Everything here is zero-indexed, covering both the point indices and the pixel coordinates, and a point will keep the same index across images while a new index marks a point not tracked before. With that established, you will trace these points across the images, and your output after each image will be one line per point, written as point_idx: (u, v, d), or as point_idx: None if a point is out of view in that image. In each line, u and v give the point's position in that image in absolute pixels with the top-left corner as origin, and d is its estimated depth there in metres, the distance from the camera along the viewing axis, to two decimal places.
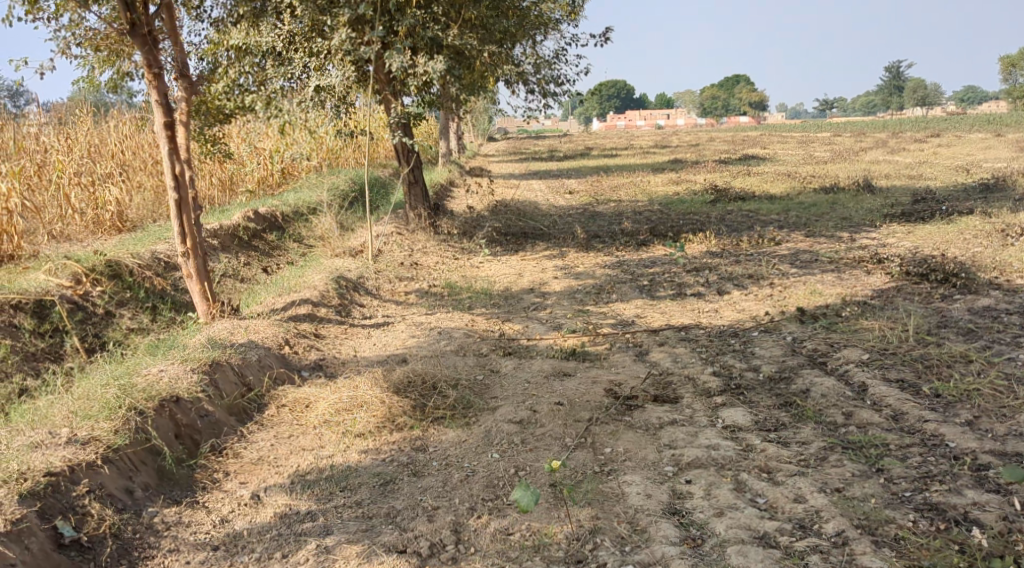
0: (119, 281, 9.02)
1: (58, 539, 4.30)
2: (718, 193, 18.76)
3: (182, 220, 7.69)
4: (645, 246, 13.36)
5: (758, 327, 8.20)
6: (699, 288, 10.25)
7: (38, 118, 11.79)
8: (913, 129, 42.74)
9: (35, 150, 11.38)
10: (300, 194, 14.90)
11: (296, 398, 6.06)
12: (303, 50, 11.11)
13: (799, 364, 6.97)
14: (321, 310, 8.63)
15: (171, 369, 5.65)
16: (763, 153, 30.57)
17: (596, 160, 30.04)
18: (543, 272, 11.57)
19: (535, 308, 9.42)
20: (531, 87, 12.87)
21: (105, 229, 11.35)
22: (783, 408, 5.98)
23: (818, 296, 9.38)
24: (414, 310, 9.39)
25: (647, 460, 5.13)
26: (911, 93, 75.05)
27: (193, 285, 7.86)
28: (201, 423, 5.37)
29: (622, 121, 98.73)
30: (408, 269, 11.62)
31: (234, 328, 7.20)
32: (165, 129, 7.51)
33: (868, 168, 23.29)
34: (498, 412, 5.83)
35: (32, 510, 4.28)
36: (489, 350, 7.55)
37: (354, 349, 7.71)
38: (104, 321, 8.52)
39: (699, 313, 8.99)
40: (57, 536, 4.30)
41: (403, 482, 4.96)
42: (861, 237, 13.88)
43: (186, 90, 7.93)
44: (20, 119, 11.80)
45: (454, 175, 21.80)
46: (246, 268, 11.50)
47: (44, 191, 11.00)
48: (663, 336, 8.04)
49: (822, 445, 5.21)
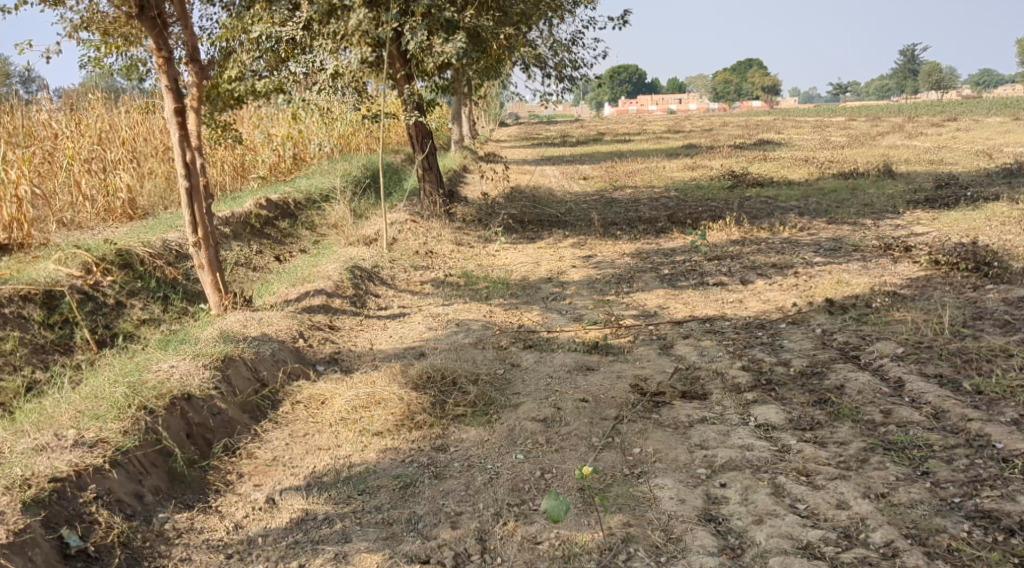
0: (130, 271, 8.84)
1: (64, 549, 4.11)
2: (736, 179, 18.45)
3: (194, 210, 7.49)
4: (664, 234, 13.10)
5: (786, 319, 7.94)
6: (721, 277, 9.99)
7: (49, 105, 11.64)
8: (931, 113, 42.14)
9: (45, 137, 11.20)
10: (313, 181, 14.69)
11: (311, 395, 5.85)
12: (320, 36, 10.84)
13: (832, 358, 6.72)
14: (336, 300, 8.42)
15: (182, 366, 5.45)
16: (779, 137, 30.17)
17: (609, 145, 29.72)
18: (561, 261, 11.34)
19: (554, 298, 9.19)
20: (547, 72, 12.63)
21: (116, 217, 11.17)
22: (818, 405, 5.74)
23: (845, 286, 9.11)
24: (431, 300, 9.18)
25: (678, 461, 4.91)
26: (928, 76, 74.17)
27: (205, 276, 7.67)
28: (213, 422, 5.17)
29: (635, 106, 98.03)
30: (424, 258, 11.40)
31: (247, 321, 7.00)
32: (175, 115, 7.30)
33: (887, 153, 22.89)
34: (521, 409, 5.61)
35: (36, 520, 4.10)
36: (509, 343, 7.33)
37: (369, 341, 7.50)
38: (115, 312, 8.34)
39: (724, 304, 8.74)
40: (62, 546, 4.11)
41: (424, 486, 4.76)
42: (885, 224, 13.56)
43: (197, 75, 7.70)
44: (31, 105, 11.65)
45: (468, 161, 21.55)
46: (259, 257, 11.30)
47: (54, 179, 10.83)
48: (687, 328, 7.80)
49: (862, 446, 4.97)
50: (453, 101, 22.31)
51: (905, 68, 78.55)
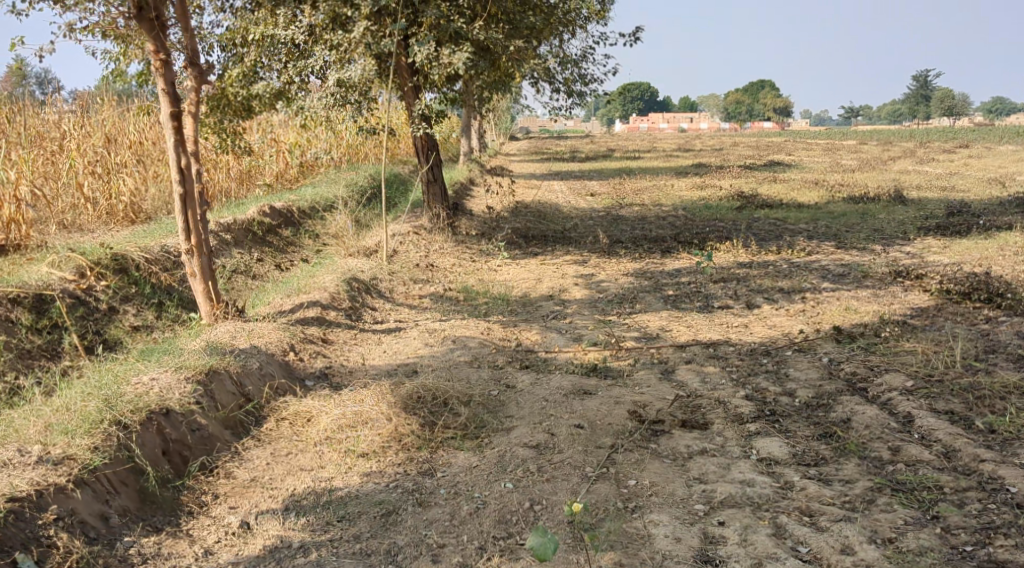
0: (124, 276, 8.66)
1: None
2: (745, 200, 18.26)
3: (187, 216, 7.30)
4: (670, 253, 12.90)
5: (792, 346, 7.72)
6: (726, 300, 9.78)
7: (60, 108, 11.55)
8: (943, 139, 41.93)
9: (49, 138, 11.08)
10: (317, 189, 14.54)
11: (297, 412, 5.65)
12: (324, 42, 10.57)
13: (838, 389, 6.50)
14: (331, 313, 8.24)
15: (163, 378, 5.26)
16: (789, 159, 29.98)
17: (618, 162, 29.56)
18: (564, 278, 11.14)
19: (555, 316, 8.98)
20: (556, 87, 12.47)
21: (118, 221, 10.96)
22: (823, 439, 5.52)
23: (853, 313, 8.89)
24: (429, 315, 8.98)
25: (674, 495, 4.68)
26: (940, 102, 73.96)
27: (197, 285, 7.49)
28: (191, 438, 4.97)
29: (645, 123, 98.01)
30: (424, 271, 11.21)
31: (237, 332, 6.81)
32: (171, 119, 7.12)
33: (898, 178, 22.67)
34: (513, 434, 5.40)
35: None
36: (505, 363, 7.13)
37: (362, 356, 7.30)
38: (107, 317, 8.16)
39: (728, 328, 8.52)
40: None
41: (406, 514, 4.55)
42: (895, 250, 13.34)
43: (196, 79, 7.52)
44: (43, 106, 11.58)
45: (475, 174, 21.41)
46: (258, 265, 11.13)
47: (56, 180, 10.68)
48: (690, 352, 7.58)
49: (869, 486, 4.75)
50: (463, 114, 22.20)
51: (918, 93, 78.42)
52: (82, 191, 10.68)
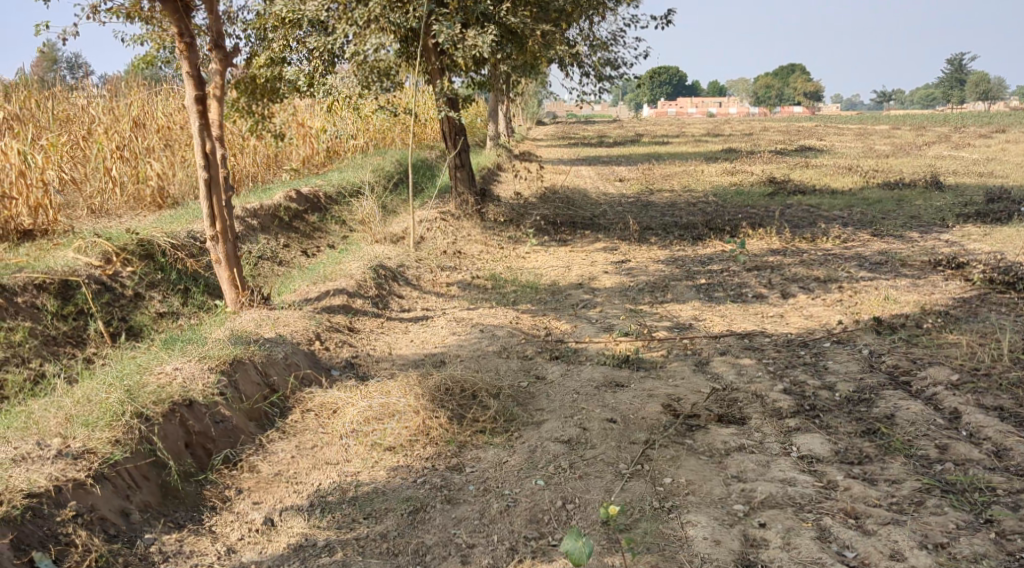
0: (150, 262, 8.59)
1: None
2: (777, 186, 17.93)
3: (212, 202, 7.18)
4: (702, 240, 12.65)
5: (830, 338, 7.50)
6: (761, 289, 9.54)
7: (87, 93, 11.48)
8: (979, 124, 41.09)
9: (78, 122, 11.03)
10: (344, 175, 14.43)
11: (323, 403, 5.53)
12: (347, 22, 10.38)
13: (880, 383, 6.27)
14: (357, 301, 8.11)
15: (187, 368, 5.15)
16: (820, 144, 29.49)
17: (647, 147, 29.23)
18: (593, 265, 10.95)
19: (585, 305, 8.81)
20: (585, 71, 12.22)
21: (145, 205, 11.00)
22: (865, 436, 5.30)
23: (893, 303, 8.63)
24: (456, 303, 8.84)
25: (712, 495, 4.51)
26: (975, 86, 72.53)
27: (222, 271, 7.38)
28: (214, 431, 4.87)
29: (673, 108, 97.13)
30: (452, 258, 11.07)
31: (262, 320, 6.72)
32: (196, 102, 6.99)
33: (934, 164, 22.19)
34: (544, 428, 5.25)
35: (5, 542, 3.77)
36: (535, 354, 6.98)
37: (389, 346, 7.18)
38: (133, 303, 8.09)
39: (763, 319, 8.29)
40: None
41: (434, 512, 4.42)
42: (933, 237, 13.00)
43: (221, 62, 7.39)
44: (72, 92, 11.54)
45: (502, 158, 21.21)
46: (285, 251, 11.04)
47: (84, 165, 10.65)
48: (724, 343, 7.37)
49: (917, 487, 4.54)
50: (490, 98, 21.98)
51: (952, 76, 76.98)
52: (110, 176, 10.63)
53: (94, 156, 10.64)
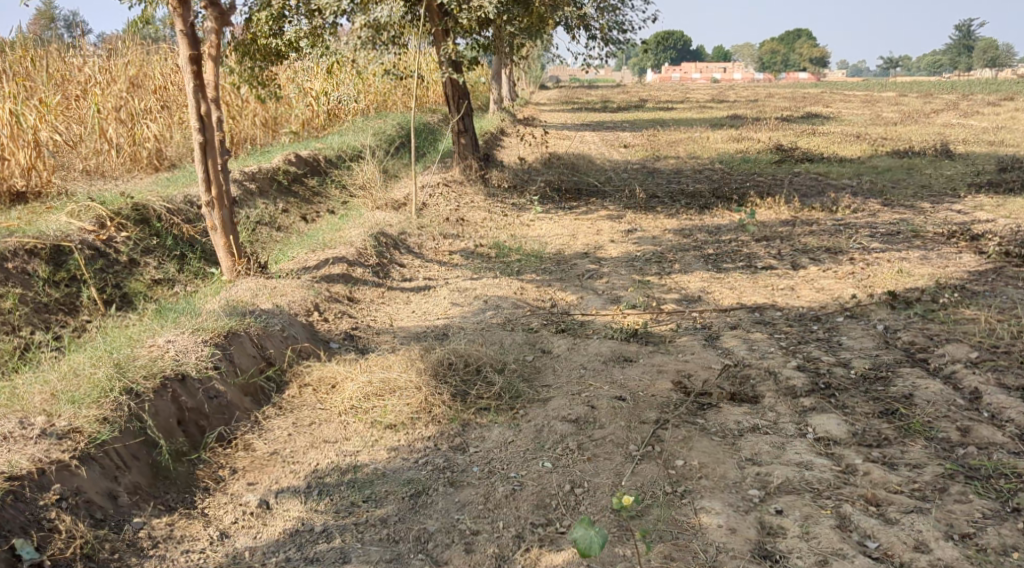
0: (145, 227, 8.37)
1: (15, 562, 3.60)
2: (784, 154, 17.64)
3: (207, 167, 6.94)
4: (709, 209, 12.40)
5: (843, 312, 7.29)
6: (770, 260, 9.31)
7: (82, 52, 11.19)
8: (987, 91, 40.57)
9: (73, 81, 10.74)
10: (345, 138, 14.14)
11: (321, 377, 5.35)
12: None
13: (896, 360, 6.07)
14: (357, 269, 7.90)
15: (179, 341, 4.95)
16: (826, 111, 29.11)
17: (651, 112, 28.83)
18: (598, 234, 10.71)
19: (590, 275, 8.59)
20: (592, 34, 11.90)
21: (141, 167, 10.75)
22: (884, 416, 5.11)
23: (907, 276, 8.42)
24: (459, 272, 8.62)
25: (727, 479, 4.35)
26: (983, 53, 71.64)
27: (218, 238, 7.17)
28: (209, 407, 4.69)
29: (677, 73, 96.10)
30: (454, 225, 10.84)
31: (259, 291, 6.53)
32: (190, 63, 6.72)
33: (943, 132, 21.85)
34: (550, 406, 5.07)
35: None
36: (540, 326, 6.79)
37: (390, 317, 6.99)
38: (127, 270, 7.87)
39: (773, 291, 8.07)
40: (13, 559, 3.60)
41: (436, 495, 4.27)
42: (944, 208, 12.75)
43: (217, 20, 7.08)
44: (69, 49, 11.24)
45: (506, 123, 20.87)
46: (284, 217, 10.80)
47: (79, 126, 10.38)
48: (735, 317, 7.17)
49: (939, 473, 4.38)
50: (494, 61, 21.57)
51: (960, 43, 76.04)
52: (105, 136, 10.38)
53: (89, 117, 10.38)
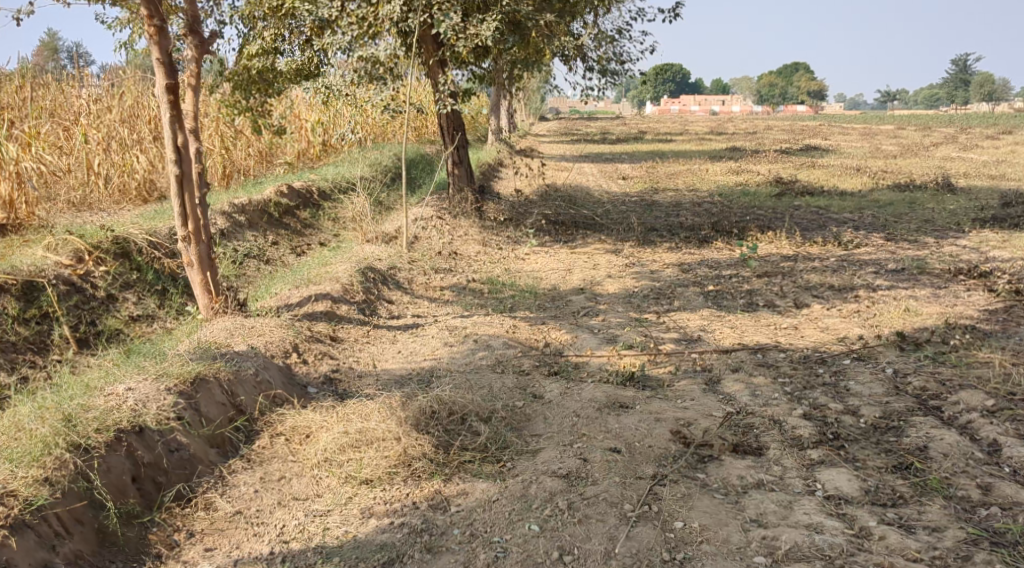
0: (126, 261, 8.05)
1: None
2: (784, 187, 17.39)
3: (184, 200, 6.63)
4: (708, 243, 12.10)
5: (850, 354, 6.96)
6: (772, 298, 8.98)
7: (72, 81, 10.95)
8: (985, 124, 40.57)
9: (65, 112, 10.50)
10: (339, 169, 13.89)
11: (295, 426, 5.02)
12: (346, 15, 9.78)
13: (908, 408, 5.72)
14: (342, 306, 7.58)
15: (141, 388, 4.64)
16: (825, 144, 28.95)
17: (649, 144, 28.67)
18: (595, 269, 10.40)
19: (586, 312, 8.26)
20: (589, 65, 11.67)
21: (130, 199, 10.42)
22: (897, 471, 4.76)
23: (915, 316, 8.09)
24: (449, 309, 8.30)
25: (730, 544, 4.05)
26: (980, 87, 71.99)
27: (194, 275, 6.83)
28: (168, 462, 4.41)
29: (676, 105, 96.52)
30: (447, 260, 10.53)
31: (234, 331, 6.21)
32: (166, 92, 6.43)
33: (944, 165, 21.63)
34: (539, 459, 4.76)
35: None
36: (531, 369, 6.46)
37: (374, 358, 6.67)
38: (104, 306, 7.54)
39: (776, 331, 7.73)
40: None
41: (412, 563, 4.01)
42: (949, 243, 12.45)
43: (196, 48, 6.80)
44: (60, 79, 11.01)
45: (503, 155, 20.65)
46: (273, 250, 10.50)
47: (66, 156, 10.10)
48: (737, 358, 6.82)
49: (961, 538, 4.07)
50: (492, 92, 21.39)
51: (957, 76, 76.43)
52: (92, 167, 10.07)
53: (77, 148, 10.12)
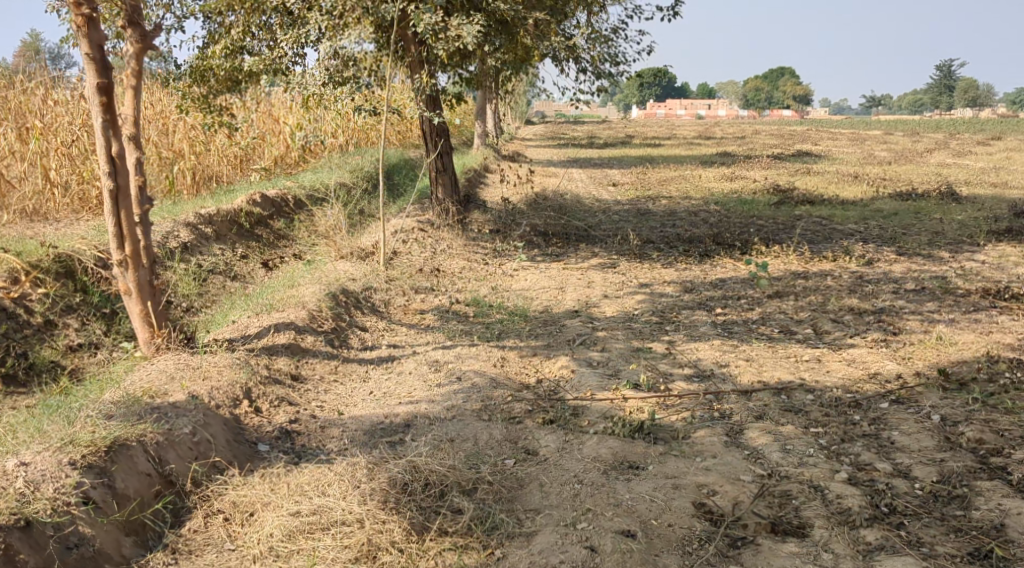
0: (71, 282, 7.06)
1: None
2: (784, 196, 16.56)
3: (119, 218, 5.67)
4: (710, 258, 11.24)
5: (886, 395, 6.09)
6: (788, 324, 8.10)
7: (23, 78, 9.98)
8: (975, 130, 40.10)
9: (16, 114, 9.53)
10: (317, 175, 12.95)
11: (237, 502, 4.22)
12: (319, 11, 8.81)
13: (968, 469, 4.86)
14: (308, 338, 6.66)
15: (37, 462, 3.87)
16: (817, 149, 28.24)
17: (641, 149, 27.84)
18: (591, 287, 9.51)
19: (583, 340, 7.37)
20: (582, 66, 10.79)
21: (91, 209, 9.20)
22: (975, 562, 4.04)
23: (952, 347, 7.22)
24: (430, 336, 7.41)
25: None
26: (965, 93, 71.80)
27: (132, 305, 5.87)
28: (61, 562, 3.61)
29: (663, 108, 95.98)
30: (429, 277, 9.64)
31: (177, 374, 5.30)
32: (98, 92, 5.47)
33: (943, 172, 20.91)
34: (534, 544, 4.03)
35: None
36: (525, 416, 5.56)
37: (342, 401, 5.77)
38: (40, 335, 6.57)
39: (798, 366, 6.84)
40: None
41: None
42: (964, 258, 11.65)
43: (138, 42, 5.74)
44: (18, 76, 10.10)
45: (489, 159, 19.72)
46: (241, 264, 9.56)
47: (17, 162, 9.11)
48: (760, 402, 5.94)
49: None
50: (477, 95, 20.51)
51: (942, 82, 76.30)
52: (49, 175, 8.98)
53: (29, 153, 9.07)
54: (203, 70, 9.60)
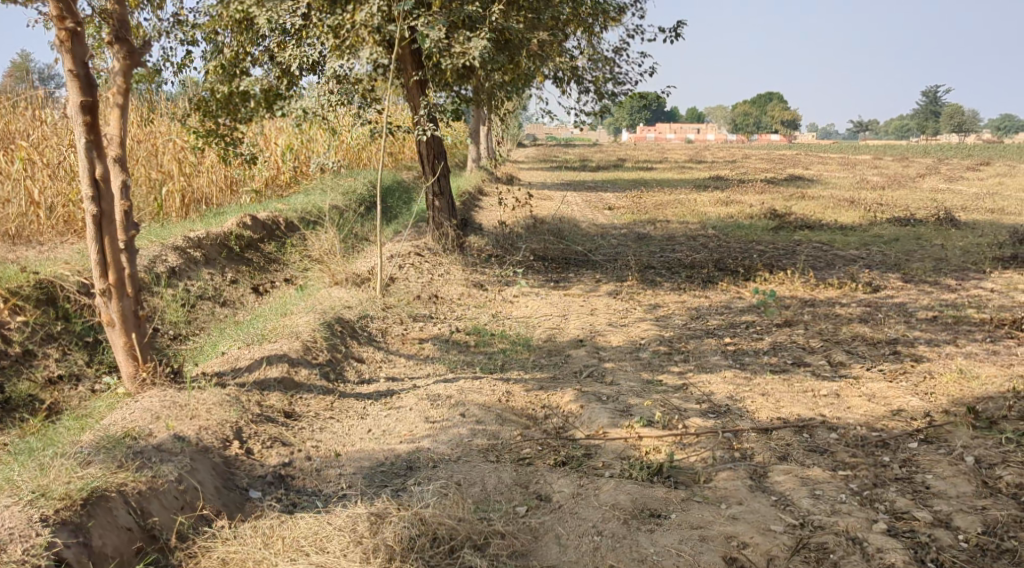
0: (52, 309, 6.64)
1: None
2: (781, 221, 16.30)
3: (103, 245, 5.31)
4: (713, 284, 10.92)
5: (914, 434, 5.77)
6: (801, 355, 7.77)
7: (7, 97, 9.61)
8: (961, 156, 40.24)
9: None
10: (311, 197, 12.60)
11: (228, 558, 3.95)
12: (318, 30, 8.47)
13: (1014, 518, 4.53)
14: (303, 370, 6.28)
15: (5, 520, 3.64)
16: (808, 174, 28.08)
17: (633, 172, 27.61)
18: (594, 315, 9.17)
19: (590, 372, 7.02)
20: (584, 87, 10.53)
21: (78, 230, 8.74)
22: None
23: (974, 380, 6.92)
24: (429, 368, 7.05)
25: None
26: (952, 118, 72.24)
27: (115, 337, 5.50)
28: None
29: (652, 133, 96.17)
30: (426, 304, 9.29)
31: (164, 413, 4.94)
32: (81, 112, 5.14)
33: (938, 197, 20.75)
34: None
35: None
36: (534, 458, 5.21)
37: (338, 439, 5.40)
38: (18, 367, 6.16)
39: (817, 401, 6.49)
40: None
41: None
42: (971, 286, 11.38)
43: (125, 58, 5.40)
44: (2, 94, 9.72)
45: (481, 181, 19.40)
46: (231, 289, 9.19)
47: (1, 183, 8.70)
48: (782, 441, 5.59)
49: None
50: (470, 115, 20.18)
51: (929, 108, 76.74)
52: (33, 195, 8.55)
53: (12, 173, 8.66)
54: (195, 91, 9.29)
